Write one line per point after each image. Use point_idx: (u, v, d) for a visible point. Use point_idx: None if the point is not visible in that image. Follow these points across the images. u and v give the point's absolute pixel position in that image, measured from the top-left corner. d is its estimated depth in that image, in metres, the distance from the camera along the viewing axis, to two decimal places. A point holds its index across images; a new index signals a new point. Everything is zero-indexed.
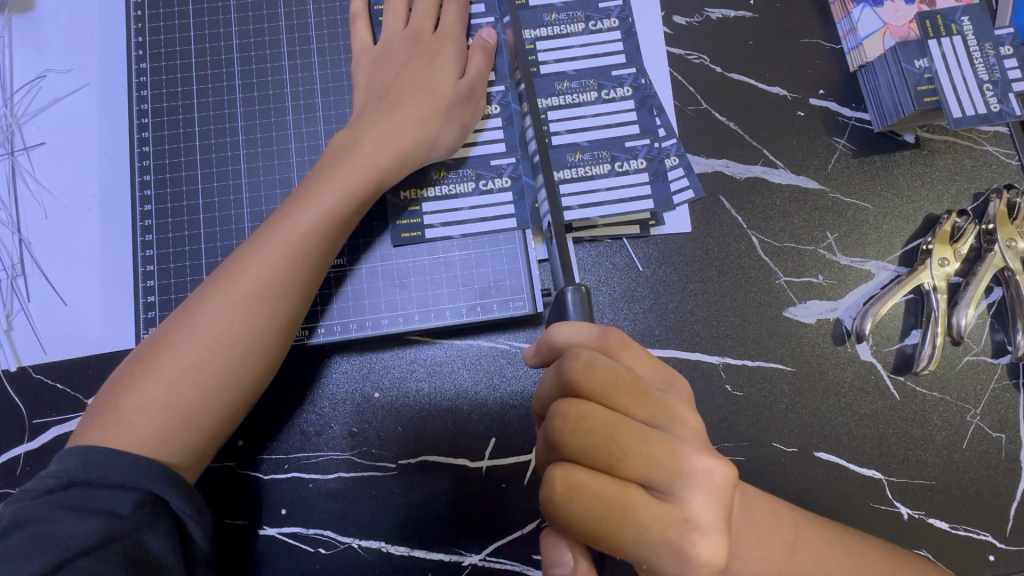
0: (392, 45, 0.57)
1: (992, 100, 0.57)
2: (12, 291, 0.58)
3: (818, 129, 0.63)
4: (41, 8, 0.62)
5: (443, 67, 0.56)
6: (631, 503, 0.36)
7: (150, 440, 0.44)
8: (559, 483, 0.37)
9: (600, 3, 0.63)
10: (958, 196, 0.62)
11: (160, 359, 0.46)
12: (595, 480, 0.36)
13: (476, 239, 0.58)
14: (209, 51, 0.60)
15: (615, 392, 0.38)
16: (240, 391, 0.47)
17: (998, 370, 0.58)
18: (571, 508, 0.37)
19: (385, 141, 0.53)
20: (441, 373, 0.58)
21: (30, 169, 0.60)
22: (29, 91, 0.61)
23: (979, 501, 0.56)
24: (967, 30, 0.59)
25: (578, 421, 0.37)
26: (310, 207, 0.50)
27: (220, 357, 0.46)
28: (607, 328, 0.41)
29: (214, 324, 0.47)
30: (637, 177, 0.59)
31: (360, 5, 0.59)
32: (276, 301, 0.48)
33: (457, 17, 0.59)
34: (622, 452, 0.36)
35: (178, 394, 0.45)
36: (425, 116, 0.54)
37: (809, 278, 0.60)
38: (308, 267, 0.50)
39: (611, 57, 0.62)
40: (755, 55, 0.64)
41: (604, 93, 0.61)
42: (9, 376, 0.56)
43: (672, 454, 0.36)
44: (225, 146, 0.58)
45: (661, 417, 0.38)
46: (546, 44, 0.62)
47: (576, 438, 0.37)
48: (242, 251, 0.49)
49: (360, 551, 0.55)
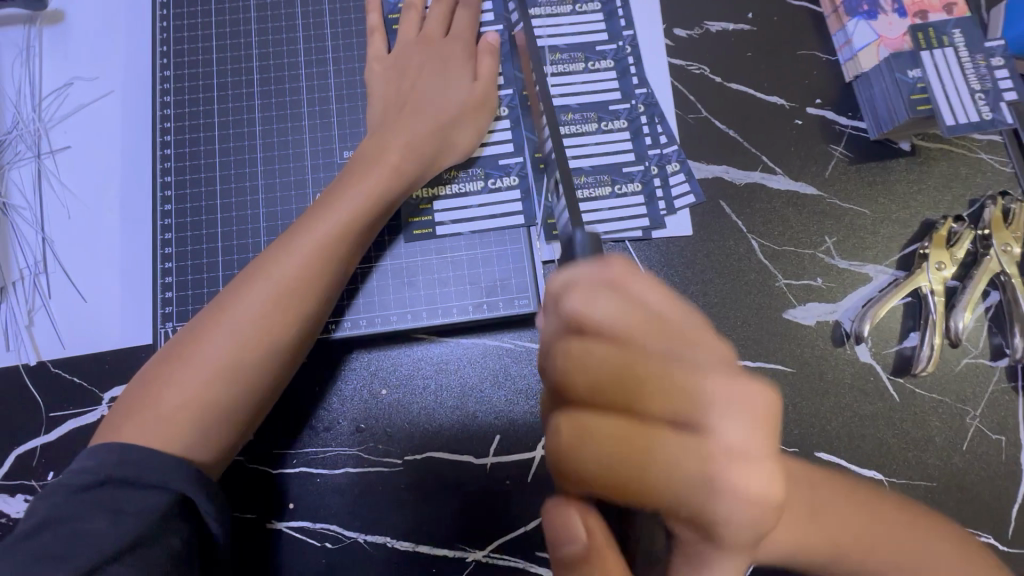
0: (407, 52, 0.61)
1: (985, 109, 0.59)
2: (34, 288, 0.60)
3: (815, 137, 0.65)
4: (71, 21, 0.65)
5: (457, 74, 0.60)
6: (654, 446, 0.31)
7: (188, 437, 0.46)
8: (566, 434, 0.33)
9: (598, 46, 0.66)
10: (953, 202, 0.63)
11: (192, 357, 0.47)
12: (605, 421, 0.32)
13: (484, 237, 0.60)
14: (229, 59, 0.63)
15: (620, 326, 0.32)
16: (270, 389, 0.50)
17: (996, 373, 0.59)
18: (586, 461, 0.32)
19: (410, 148, 0.55)
20: (447, 371, 0.59)
21: (56, 171, 0.62)
22: (56, 98, 0.64)
23: (980, 503, 0.57)
24: (958, 42, 0.61)
25: (579, 357, 0.32)
26: (341, 212, 0.52)
27: (253, 358, 0.48)
28: (608, 257, 0.34)
29: (248, 323, 0.48)
30: (634, 200, 0.62)
31: (376, 17, 0.62)
32: (307, 303, 0.50)
33: (468, 23, 0.62)
34: (636, 384, 0.31)
35: (213, 391, 0.47)
36: (442, 123, 0.57)
37: (809, 281, 0.61)
38: (336, 271, 0.52)
39: (607, 92, 0.65)
40: (754, 66, 0.66)
41: (604, 124, 0.64)
42: (28, 370, 0.57)
43: (694, 379, 0.30)
44: (242, 149, 0.60)
45: (681, 341, 0.32)
46: (553, 80, 0.64)
47: (575, 374, 0.33)
48: (274, 252, 0.51)
49: (365, 546, 0.55)
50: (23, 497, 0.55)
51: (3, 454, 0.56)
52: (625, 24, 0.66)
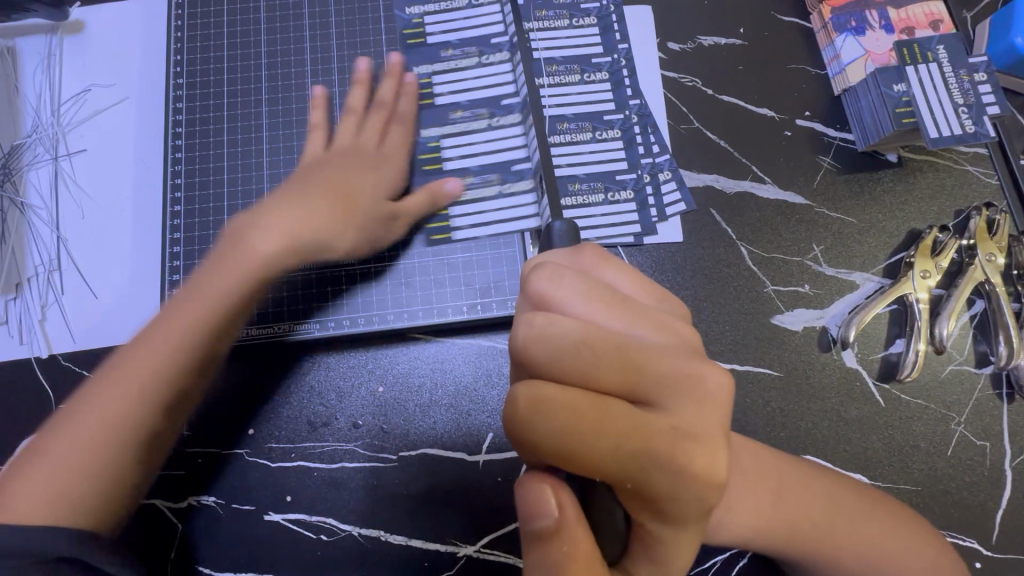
0: (334, 157, 0.60)
1: (968, 122, 0.60)
2: (48, 284, 0.62)
3: (803, 148, 0.66)
4: (91, 31, 0.69)
5: (371, 178, 0.59)
6: (611, 416, 0.33)
7: (62, 501, 0.45)
8: (524, 401, 0.34)
9: (594, 58, 0.68)
10: (939, 213, 0.65)
11: (69, 422, 0.47)
12: (565, 392, 0.34)
13: (479, 241, 0.62)
14: (239, 67, 0.65)
15: (586, 301, 0.36)
16: (145, 452, 0.49)
17: (981, 380, 0.60)
18: (540, 426, 0.33)
19: (288, 235, 0.55)
20: (441, 370, 0.61)
21: (72, 173, 0.65)
22: (74, 103, 0.67)
23: (965, 508, 0.57)
24: (943, 58, 0.62)
25: (545, 326, 0.34)
26: (218, 276, 0.53)
27: (127, 417, 0.48)
28: (580, 248, 0.40)
29: (125, 387, 0.48)
30: (626, 206, 0.64)
31: (319, 115, 0.63)
32: (183, 360, 0.50)
33: (401, 138, 0.63)
34: (597, 360, 0.34)
35: (91, 452, 0.46)
36: (343, 216, 0.57)
37: (796, 288, 0.63)
38: (219, 330, 0.52)
39: (602, 103, 0.67)
40: (745, 79, 0.68)
41: (598, 134, 0.66)
42: (39, 362, 0.60)
43: (653, 359, 0.34)
44: (250, 154, 0.63)
45: (646, 325, 0.35)
46: (549, 89, 0.67)
47: (540, 346, 0.34)
48: (166, 313, 0.52)
49: (360, 539, 0.57)
50: None
51: (13, 444, 0.58)
52: (620, 38, 0.69)
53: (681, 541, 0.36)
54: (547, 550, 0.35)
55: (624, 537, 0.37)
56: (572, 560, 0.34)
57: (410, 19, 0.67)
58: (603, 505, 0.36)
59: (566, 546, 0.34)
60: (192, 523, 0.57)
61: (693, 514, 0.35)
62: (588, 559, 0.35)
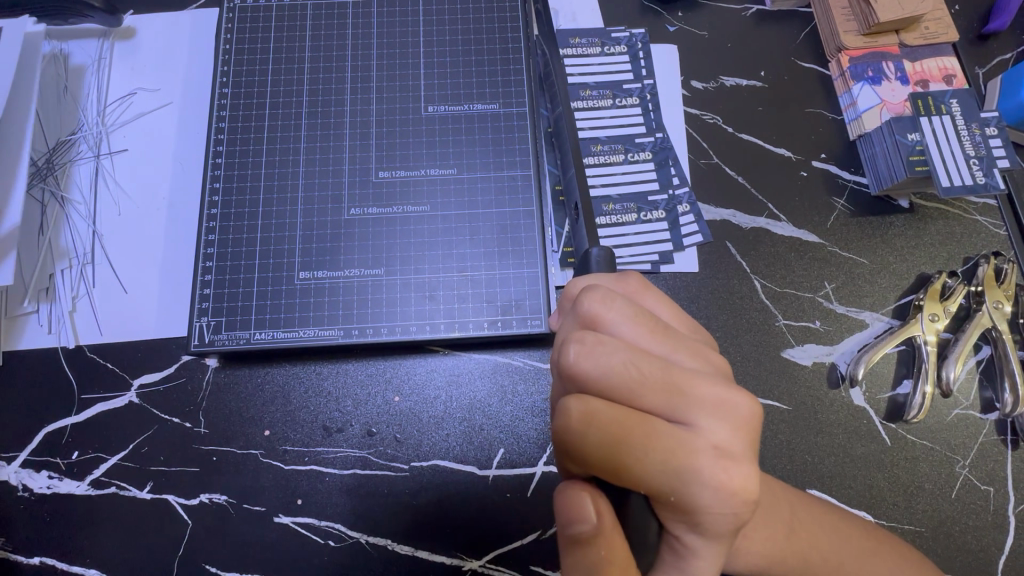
0: None
1: (979, 174, 0.62)
2: (81, 277, 0.64)
3: (821, 189, 0.69)
4: (141, 38, 0.72)
5: None
6: (652, 433, 0.35)
7: None
8: (576, 415, 0.36)
9: (625, 84, 0.71)
10: (949, 260, 0.66)
11: None
12: (612, 408, 0.36)
13: (503, 259, 0.63)
14: (283, 82, 0.68)
15: (632, 325, 0.38)
16: None
17: (986, 425, 0.61)
18: (589, 438, 0.35)
19: None
20: (459, 383, 0.62)
21: (112, 171, 0.67)
22: (120, 105, 0.69)
23: (968, 551, 0.58)
24: (956, 111, 0.65)
25: (595, 345, 0.36)
26: None
27: None
28: (623, 274, 0.43)
29: None
30: (658, 226, 0.66)
31: None
32: None
33: None
34: (642, 381, 0.36)
35: None
36: None
37: (807, 323, 0.64)
38: None
39: (633, 127, 0.69)
40: (764, 120, 0.71)
41: (630, 156, 0.68)
42: (65, 352, 0.61)
43: (695, 383, 0.36)
44: (287, 164, 0.65)
45: (684, 352, 0.38)
46: (583, 114, 0.69)
47: (589, 363, 0.37)
48: None
49: (367, 547, 0.57)
50: (47, 473, 0.58)
51: (32, 432, 0.59)
52: (647, 74, 0.72)
53: (716, 553, 0.38)
54: (586, 554, 0.37)
55: (654, 548, 0.39)
56: (610, 563, 0.36)
57: (448, 44, 0.70)
58: (636, 519, 0.38)
59: (603, 550, 0.36)
60: (202, 521, 0.57)
61: (728, 528, 0.36)
62: (624, 563, 0.37)
